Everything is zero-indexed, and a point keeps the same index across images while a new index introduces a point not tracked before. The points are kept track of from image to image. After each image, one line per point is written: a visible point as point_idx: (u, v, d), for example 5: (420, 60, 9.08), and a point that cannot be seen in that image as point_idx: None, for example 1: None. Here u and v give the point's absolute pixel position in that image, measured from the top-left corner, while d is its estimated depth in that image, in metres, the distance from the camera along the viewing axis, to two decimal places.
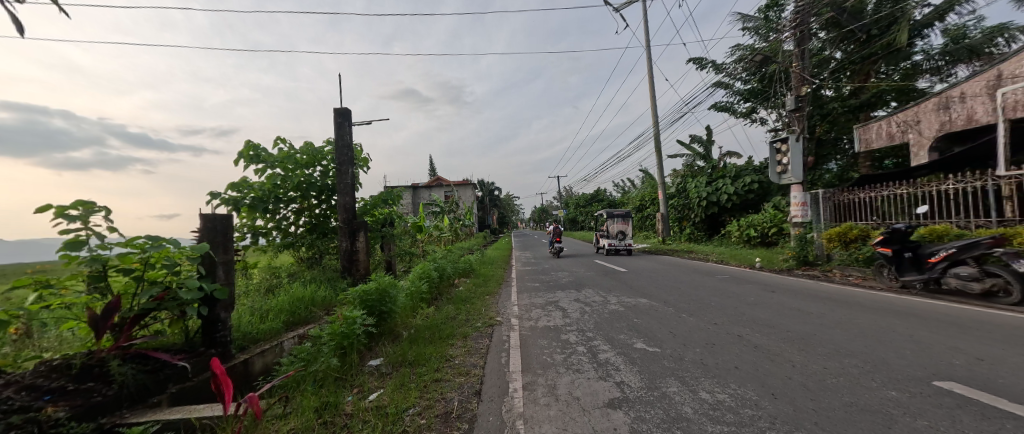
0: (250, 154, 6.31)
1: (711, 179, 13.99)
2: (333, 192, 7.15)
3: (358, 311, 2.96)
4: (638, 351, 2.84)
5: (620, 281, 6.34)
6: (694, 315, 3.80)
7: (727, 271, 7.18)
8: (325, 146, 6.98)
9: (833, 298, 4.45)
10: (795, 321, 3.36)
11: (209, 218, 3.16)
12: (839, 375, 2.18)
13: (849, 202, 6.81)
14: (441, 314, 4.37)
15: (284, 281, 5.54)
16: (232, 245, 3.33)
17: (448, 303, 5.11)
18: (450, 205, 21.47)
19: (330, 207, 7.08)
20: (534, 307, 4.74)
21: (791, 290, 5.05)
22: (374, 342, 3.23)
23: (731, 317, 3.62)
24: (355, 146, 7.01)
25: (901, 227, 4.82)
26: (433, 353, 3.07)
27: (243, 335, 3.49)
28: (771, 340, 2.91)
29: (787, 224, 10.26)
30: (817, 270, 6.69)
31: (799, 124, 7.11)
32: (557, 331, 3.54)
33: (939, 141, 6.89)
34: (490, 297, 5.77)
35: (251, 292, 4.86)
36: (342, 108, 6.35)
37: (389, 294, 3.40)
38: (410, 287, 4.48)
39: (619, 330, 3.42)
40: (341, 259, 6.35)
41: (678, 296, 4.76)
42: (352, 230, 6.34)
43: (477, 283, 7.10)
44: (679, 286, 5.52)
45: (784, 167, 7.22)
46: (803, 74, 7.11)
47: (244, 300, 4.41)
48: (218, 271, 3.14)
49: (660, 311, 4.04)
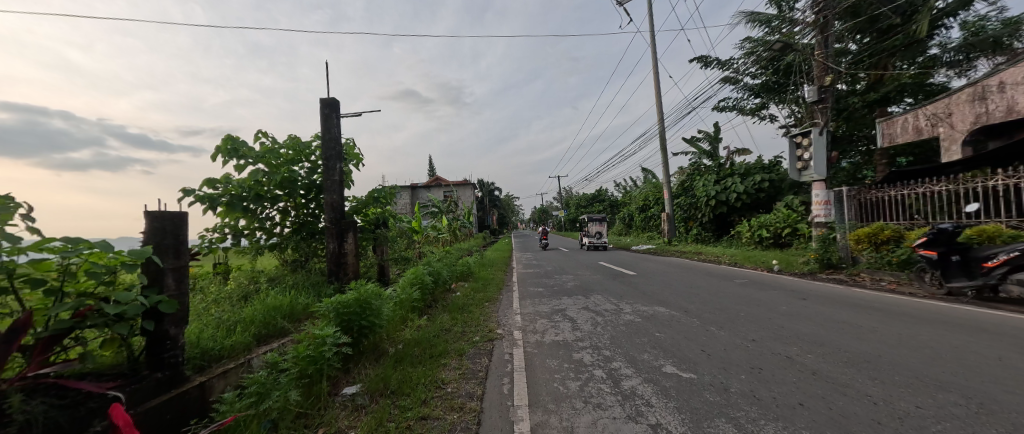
0: (229, 148, 5.75)
1: (720, 178, 13.50)
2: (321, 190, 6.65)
3: (332, 328, 2.46)
4: (669, 377, 2.34)
5: (631, 285, 5.83)
6: (724, 329, 3.30)
7: (745, 274, 6.67)
8: (312, 141, 6.48)
9: (876, 307, 3.95)
10: (848, 338, 2.85)
11: (156, 217, 2.63)
12: (942, 419, 1.67)
13: (878, 200, 6.30)
14: (434, 326, 3.87)
15: (264, 287, 5.03)
16: (186, 248, 2.82)
17: (444, 312, 4.61)
18: (449, 205, 20.93)
19: (318, 206, 6.59)
20: (539, 317, 4.24)
21: (824, 298, 4.55)
22: (352, 363, 2.72)
23: (771, 332, 3.10)
24: (345, 140, 6.53)
25: (948, 228, 4.31)
26: (421, 378, 2.56)
27: (201, 354, 2.99)
28: (828, 363, 2.40)
29: (802, 224, 9.77)
30: (843, 274, 6.19)
31: (822, 116, 6.63)
32: (569, 350, 3.01)
33: (974, 135, 6.45)
34: (490, 304, 5.27)
35: (225, 300, 4.36)
36: (328, 98, 5.85)
37: (372, 305, 2.90)
38: (400, 295, 3.96)
39: (642, 348, 2.90)
40: (327, 263, 5.84)
41: (700, 305, 4.25)
42: (340, 231, 5.83)
43: (476, 288, 6.60)
44: (698, 292, 5.01)
45: (805, 163, 6.74)
46: (826, 62, 6.62)
47: (213, 309, 3.91)
48: (167, 279, 2.63)
49: (683, 324, 3.54)
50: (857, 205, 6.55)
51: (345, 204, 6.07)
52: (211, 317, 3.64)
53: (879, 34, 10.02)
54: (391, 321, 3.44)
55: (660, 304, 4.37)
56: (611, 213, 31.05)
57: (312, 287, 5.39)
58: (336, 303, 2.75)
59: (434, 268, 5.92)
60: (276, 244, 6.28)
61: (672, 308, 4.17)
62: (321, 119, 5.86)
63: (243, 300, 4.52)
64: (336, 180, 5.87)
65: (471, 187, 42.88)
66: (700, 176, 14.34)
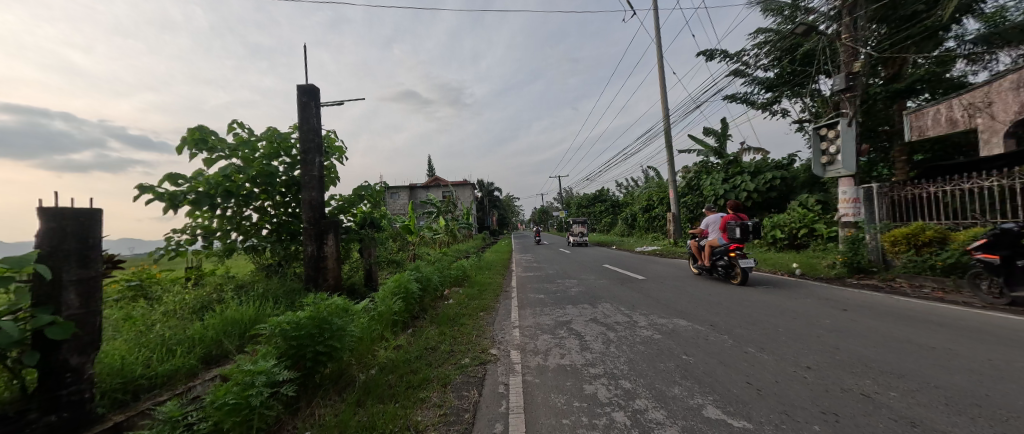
0: (196, 137, 5.13)
1: (728, 176, 12.94)
2: (301, 187, 6.08)
3: (271, 359, 1.88)
4: (716, 427, 1.75)
5: (643, 293, 5.25)
6: (767, 350, 2.70)
7: (766, 279, 6.10)
8: (292, 133, 5.92)
9: (937, 321, 3.37)
10: (932, 367, 2.27)
11: (55, 214, 1.87)
12: None
13: (913, 197, 5.72)
14: (418, 344, 3.29)
15: (231, 296, 4.45)
16: (99, 257, 2.09)
17: (432, 324, 4.06)
18: (446, 205, 20.36)
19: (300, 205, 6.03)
20: (540, 332, 3.65)
21: (867, 308, 3.97)
22: (303, 401, 2.13)
23: (828, 357, 2.51)
24: (327, 133, 5.98)
25: (1015, 228, 3.74)
26: (388, 423, 1.97)
27: (122, 385, 2.42)
28: (926, 406, 1.81)
29: (819, 224, 9.22)
30: (875, 279, 5.61)
31: (850, 106, 6.06)
32: (578, 381, 2.41)
33: (1017, 126, 5.89)
34: (485, 314, 4.72)
35: (180, 314, 3.78)
36: (307, 85, 5.30)
37: (333, 325, 2.31)
38: (377, 309, 3.38)
39: (671, 379, 2.30)
40: (305, 268, 5.26)
41: (728, 318, 3.66)
42: (319, 232, 5.25)
43: (471, 295, 6.02)
44: (721, 302, 4.43)
45: (831, 157, 6.18)
46: (855, 47, 6.05)
47: (160, 325, 3.34)
48: (68, 295, 1.88)
49: (713, 343, 2.96)
50: (890, 203, 5.97)
51: (326, 203, 5.48)
52: (152, 336, 3.06)
53: (900, 22, 9.46)
54: (362, 340, 2.86)
55: (679, 316, 3.79)
56: (613, 213, 30.49)
57: (286, 295, 4.80)
58: (281, 325, 2.17)
59: (425, 272, 5.35)
60: (252, 246, 5.72)
61: (696, 322, 3.57)
62: (298, 108, 5.27)
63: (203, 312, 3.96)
64: (315, 175, 5.28)
65: (471, 187, 42.32)
66: (708, 175, 13.79)
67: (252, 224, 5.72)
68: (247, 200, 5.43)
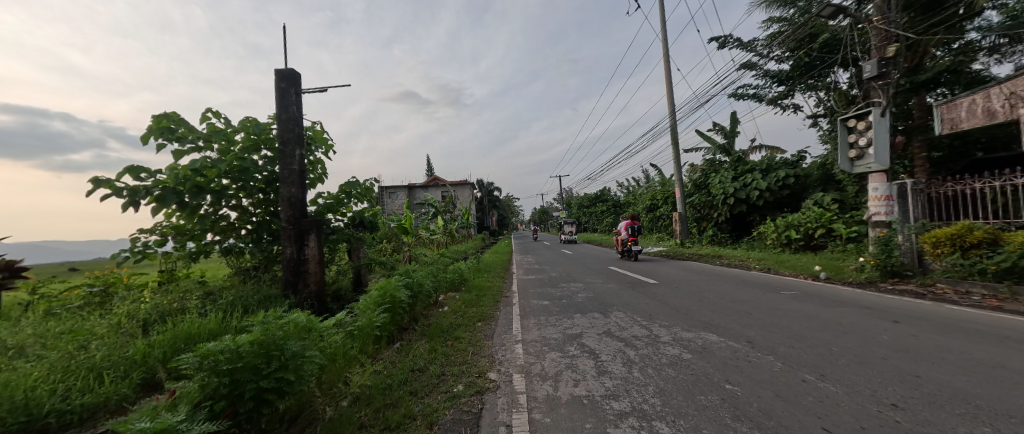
0: (162, 126, 4.57)
1: (737, 174, 12.45)
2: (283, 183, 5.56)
3: (182, 410, 1.36)
4: None
5: (658, 300, 4.74)
6: (830, 379, 2.18)
7: (791, 284, 5.59)
8: (272, 123, 5.39)
9: (1018, 338, 2.84)
10: None
11: None
12: None
13: (954, 194, 5.21)
14: (403, 365, 2.78)
15: (195, 305, 3.92)
16: None
17: (423, 338, 3.55)
18: (445, 204, 19.85)
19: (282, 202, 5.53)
20: (547, 349, 3.12)
21: (922, 320, 3.45)
22: None
23: (914, 391, 1.99)
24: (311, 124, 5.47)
25: None
26: None
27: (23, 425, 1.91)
28: None
29: (838, 224, 8.71)
30: (913, 284, 5.10)
31: (883, 95, 5.55)
32: (601, 422, 1.88)
33: None
34: (484, 324, 4.23)
35: (128, 327, 3.25)
36: (286, 69, 4.79)
37: (286, 352, 1.79)
38: (355, 324, 2.86)
39: (721, 423, 1.78)
40: (283, 272, 4.72)
41: (766, 333, 3.14)
42: (299, 232, 4.73)
43: (469, 301, 5.50)
44: (751, 312, 3.91)
45: (860, 151, 5.68)
46: (888, 30, 5.54)
47: (98, 342, 2.82)
48: None
49: (761, 367, 2.43)
50: (926, 200, 5.47)
51: (308, 200, 4.96)
52: (84, 356, 2.54)
53: (922, 13, 9.03)
54: (331, 365, 2.33)
55: (708, 330, 3.27)
56: (615, 213, 30.00)
57: (260, 303, 4.26)
58: (211, 354, 1.64)
59: (416, 277, 4.83)
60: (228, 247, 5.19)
61: (730, 338, 3.05)
62: (276, 95, 4.76)
63: (158, 324, 3.42)
64: (294, 170, 4.77)
65: (470, 187, 41.85)
66: (716, 173, 13.28)
67: (227, 223, 5.19)
68: (221, 196, 4.91)
